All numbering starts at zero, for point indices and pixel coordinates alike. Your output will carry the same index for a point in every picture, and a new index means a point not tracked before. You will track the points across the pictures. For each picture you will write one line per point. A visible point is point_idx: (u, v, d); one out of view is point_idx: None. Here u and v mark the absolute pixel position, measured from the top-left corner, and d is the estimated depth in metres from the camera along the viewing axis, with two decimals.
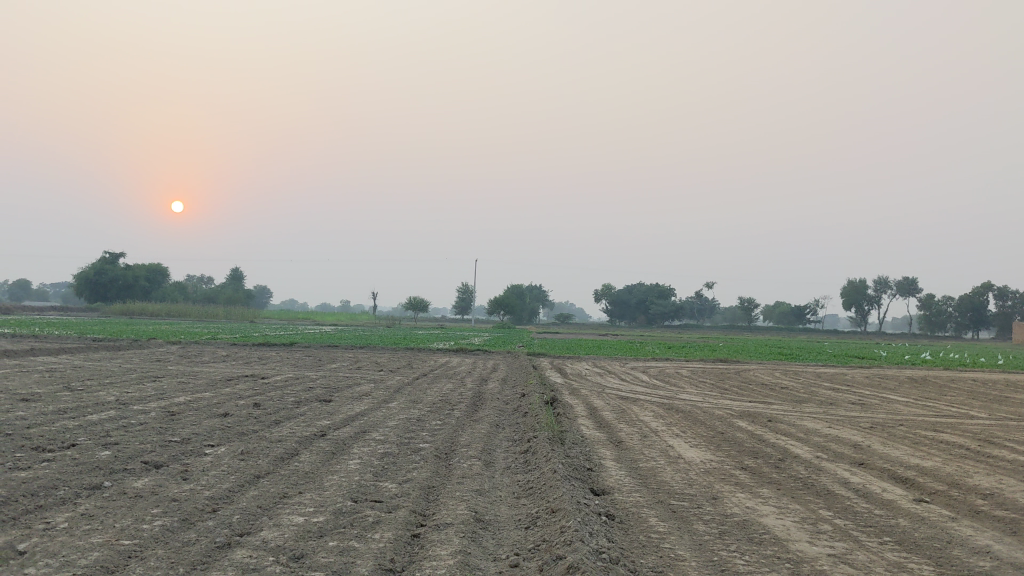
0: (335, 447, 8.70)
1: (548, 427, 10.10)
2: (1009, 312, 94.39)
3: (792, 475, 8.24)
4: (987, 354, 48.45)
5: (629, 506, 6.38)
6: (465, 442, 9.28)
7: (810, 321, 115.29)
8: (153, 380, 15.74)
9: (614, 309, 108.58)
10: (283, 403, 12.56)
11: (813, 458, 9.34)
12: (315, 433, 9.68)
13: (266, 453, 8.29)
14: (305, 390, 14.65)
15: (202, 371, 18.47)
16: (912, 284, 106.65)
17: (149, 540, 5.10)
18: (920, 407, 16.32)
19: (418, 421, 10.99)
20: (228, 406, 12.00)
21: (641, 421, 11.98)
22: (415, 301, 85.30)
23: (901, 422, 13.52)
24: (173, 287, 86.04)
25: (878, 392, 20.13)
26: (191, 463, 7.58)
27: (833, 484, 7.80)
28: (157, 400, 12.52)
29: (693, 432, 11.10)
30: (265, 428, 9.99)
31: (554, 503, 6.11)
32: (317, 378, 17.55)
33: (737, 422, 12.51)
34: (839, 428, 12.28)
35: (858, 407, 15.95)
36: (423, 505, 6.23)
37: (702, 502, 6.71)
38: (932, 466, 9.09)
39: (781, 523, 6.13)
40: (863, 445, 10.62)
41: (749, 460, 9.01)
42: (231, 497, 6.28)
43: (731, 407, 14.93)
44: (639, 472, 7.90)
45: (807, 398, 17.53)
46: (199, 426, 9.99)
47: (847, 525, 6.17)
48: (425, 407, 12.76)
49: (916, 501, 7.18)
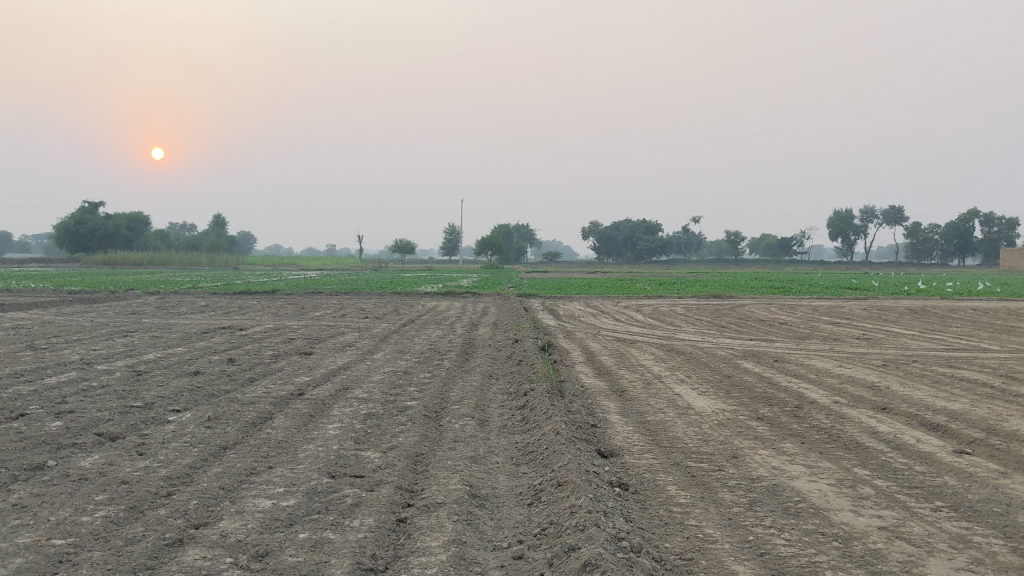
0: (312, 409, 7.92)
1: (545, 378, 9.33)
2: (995, 239, 94.05)
3: (815, 425, 7.51)
4: (976, 281, 47.93)
5: (644, 472, 5.64)
6: (456, 398, 8.52)
7: (797, 253, 114.99)
8: (124, 336, 14.93)
9: (601, 246, 107.71)
10: (260, 358, 11.75)
11: (832, 404, 8.62)
12: (293, 392, 8.92)
13: (236, 418, 7.51)
14: (285, 342, 13.87)
15: (178, 324, 17.64)
16: (898, 214, 106.13)
17: (86, 538, 4.32)
18: (929, 340, 15.71)
19: (405, 374, 10.23)
20: (200, 363, 11.19)
21: (642, 367, 11.26)
22: (400, 243, 84.34)
23: (913, 358, 12.85)
24: (155, 235, 84.65)
25: (879, 325, 19.49)
26: (151, 434, 6.79)
27: (862, 435, 7.09)
28: (125, 358, 11.71)
29: (698, 377, 10.36)
30: (237, 388, 9.19)
31: (559, 474, 5.35)
32: (299, 328, 16.79)
33: (744, 363, 11.81)
34: (851, 367, 11.60)
35: (863, 342, 15.27)
36: (410, 479, 5.47)
37: (725, 463, 5.97)
38: (961, 409, 8.41)
39: (815, 487, 5.41)
40: (882, 385, 9.95)
41: (765, 409, 8.28)
42: (190, 476, 5.52)
43: (733, 347, 14.23)
44: (648, 428, 7.16)
45: (810, 334, 16.89)
46: (166, 387, 9.20)
47: (890, 487, 5.45)
48: (413, 357, 11.98)
49: (958, 453, 6.45)
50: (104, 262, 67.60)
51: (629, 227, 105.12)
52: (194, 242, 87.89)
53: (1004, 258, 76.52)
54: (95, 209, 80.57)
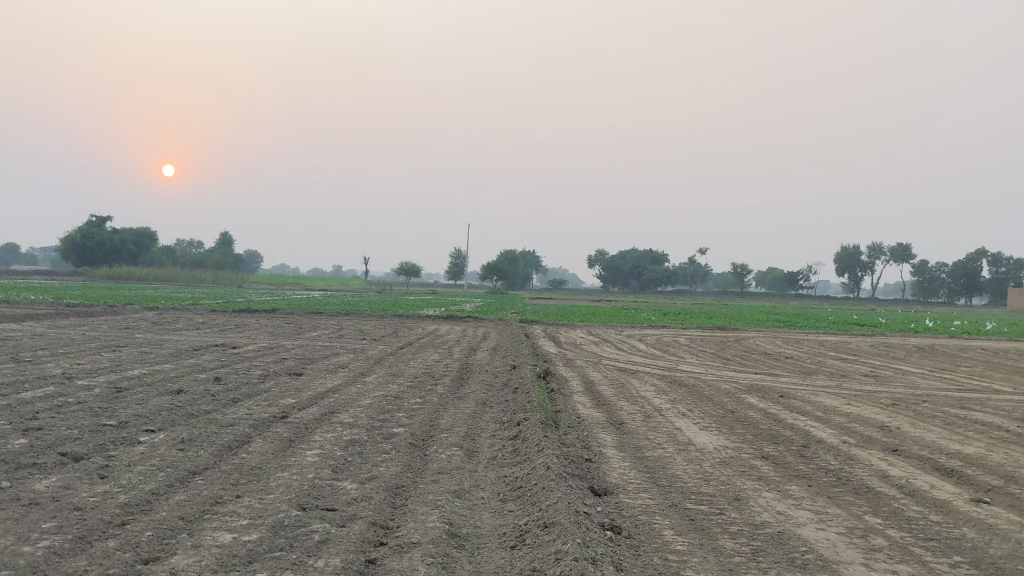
0: (293, 433, 7.54)
1: (540, 408, 8.92)
2: (1002, 278, 93.36)
3: (823, 467, 7.10)
4: (983, 321, 47.40)
5: (638, 513, 5.25)
6: (446, 426, 8.13)
7: (803, 287, 114.48)
8: (113, 350, 14.55)
9: (607, 274, 107.31)
10: (248, 378, 11.35)
11: (840, 444, 8.21)
12: (276, 415, 8.53)
13: (212, 441, 7.12)
14: (276, 362, 13.48)
15: (171, 340, 17.27)
16: (906, 251, 105.69)
17: (22, 571, 3.93)
18: (939, 379, 15.25)
19: (395, 399, 9.83)
20: (185, 381, 10.81)
21: (642, 398, 10.84)
22: (406, 266, 84.06)
23: (923, 397, 12.40)
24: (161, 251, 84.53)
25: (887, 362, 19.02)
26: (118, 455, 6.40)
27: (872, 479, 6.68)
28: (108, 374, 11.31)
29: (700, 411, 9.95)
30: (218, 408, 8.80)
31: (546, 515, 4.96)
32: (294, 348, 16.40)
33: (747, 398, 11.40)
34: (860, 405, 11.18)
35: (872, 379, 14.82)
36: (386, 514, 5.08)
37: (726, 506, 5.57)
38: (976, 454, 7.99)
39: (824, 537, 5.00)
40: (892, 425, 9.52)
41: (770, 447, 7.87)
42: (150, 504, 5.13)
43: (738, 381, 13.80)
44: (646, 464, 6.76)
45: (817, 369, 16.44)
46: (144, 405, 8.81)
47: (905, 539, 5.04)
48: (406, 381, 11.59)
49: (976, 502, 6.04)
50: (108, 276, 67.30)
51: (635, 257, 104.82)
52: (199, 259, 87.69)
53: (1011, 298, 75.85)
54: (102, 223, 80.44)
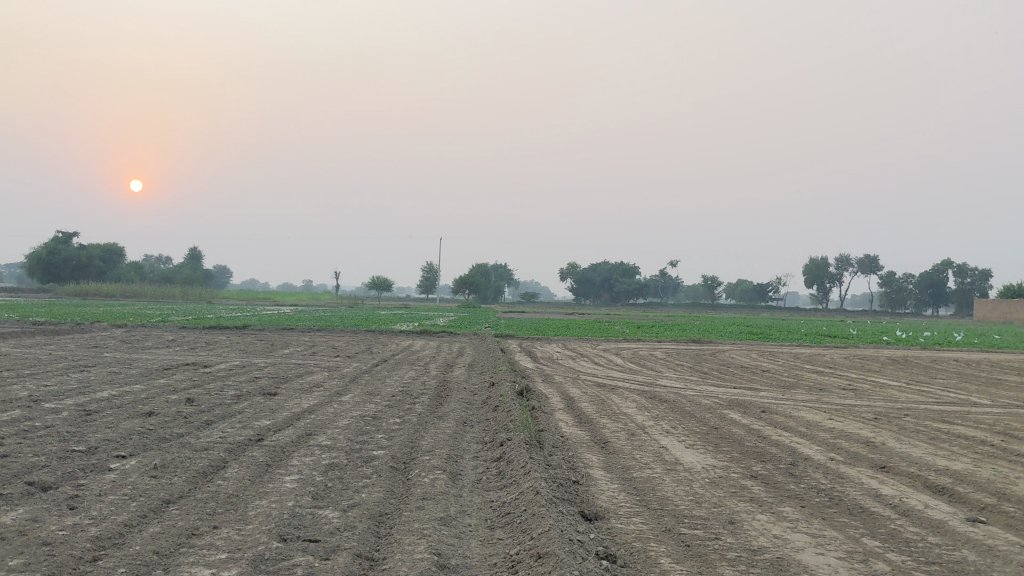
0: (270, 457, 7.30)
1: (523, 427, 8.72)
2: (968, 289, 94.49)
3: (814, 486, 6.98)
4: (950, 331, 47.89)
5: (633, 540, 5.08)
6: (427, 447, 7.92)
7: (773, 299, 115.27)
8: (80, 371, 14.17)
9: (579, 287, 107.38)
10: (221, 399, 11.06)
11: (828, 461, 8.10)
12: (252, 437, 8.28)
13: (186, 467, 6.87)
14: (249, 381, 13.18)
15: (140, 359, 16.90)
16: (873, 263, 106.77)
17: None
18: (917, 392, 15.25)
19: (373, 419, 9.60)
20: (156, 402, 10.50)
21: (624, 415, 10.69)
22: (378, 280, 83.68)
23: (904, 411, 12.35)
24: (129, 266, 83.51)
25: (864, 375, 19.04)
26: (87, 484, 6.14)
27: (864, 499, 6.56)
28: (77, 396, 10.97)
29: (684, 428, 9.81)
30: (191, 431, 8.52)
31: (538, 544, 4.78)
32: (267, 366, 16.10)
33: (729, 414, 11.28)
34: (842, 420, 11.10)
35: (851, 393, 14.77)
36: (372, 545, 4.88)
37: (721, 531, 5.41)
38: (964, 470, 7.91)
39: (825, 562, 4.86)
40: (877, 441, 9.43)
41: (758, 466, 7.74)
42: (123, 538, 4.89)
43: (717, 396, 13.69)
44: (635, 486, 6.59)
45: (795, 383, 16.38)
46: (114, 429, 8.52)
47: (907, 563, 4.91)
48: (384, 400, 11.35)
49: (972, 522, 5.94)
50: (75, 293, 66.27)
51: (607, 269, 105.02)
52: (168, 275, 86.67)
53: (977, 308, 76.68)
54: (68, 239, 79.28)
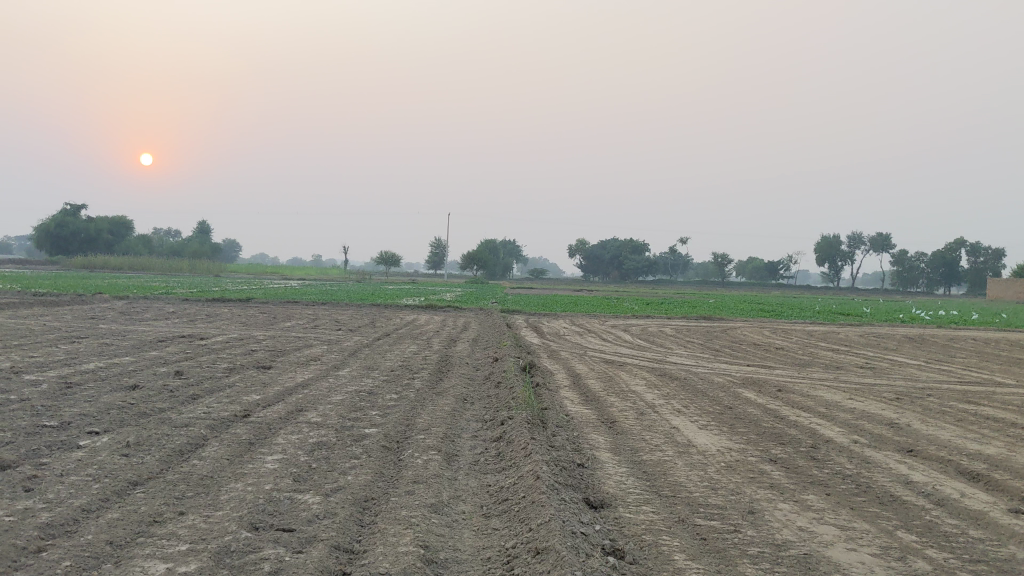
0: (254, 435, 6.81)
1: (525, 405, 8.22)
2: (981, 268, 93.41)
3: (838, 471, 6.46)
4: (964, 310, 47.11)
5: (644, 532, 4.58)
6: (423, 426, 7.41)
7: (783, 277, 114.41)
8: (70, 342, 13.72)
9: (588, 265, 106.74)
10: (211, 372, 10.58)
11: (851, 444, 7.58)
12: (239, 413, 7.80)
13: (162, 444, 6.38)
14: (245, 354, 12.70)
15: (136, 331, 16.46)
16: (886, 242, 105.71)
17: None
18: (937, 372, 14.67)
19: (369, 395, 9.11)
20: (142, 376, 10.02)
21: (633, 394, 10.16)
22: (386, 256, 83.23)
23: (926, 391, 11.79)
24: (137, 239, 83.21)
25: (881, 353, 18.46)
26: (50, 462, 5.65)
27: (894, 486, 6.05)
28: (61, 368, 10.50)
29: (696, 407, 9.29)
30: (174, 407, 8.03)
31: (538, 537, 4.29)
32: (264, 339, 15.63)
33: (743, 392, 10.75)
34: (862, 400, 10.58)
35: (869, 372, 14.20)
36: (351, 535, 4.39)
37: (740, 522, 4.90)
38: (998, 454, 7.39)
39: (858, 559, 4.34)
40: (902, 422, 8.90)
41: (777, 448, 7.23)
42: (77, 525, 4.41)
43: (731, 373, 13.14)
44: (645, 470, 6.09)
45: (810, 361, 15.82)
46: (93, 403, 8.05)
47: (950, 561, 4.39)
48: (382, 375, 10.85)
49: (1014, 514, 5.42)
50: (83, 266, 65.94)
51: (616, 245, 104.21)
52: (176, 248, 86.32)
53: (989, 288, 75.74)
54: (76, 212, 78.95)
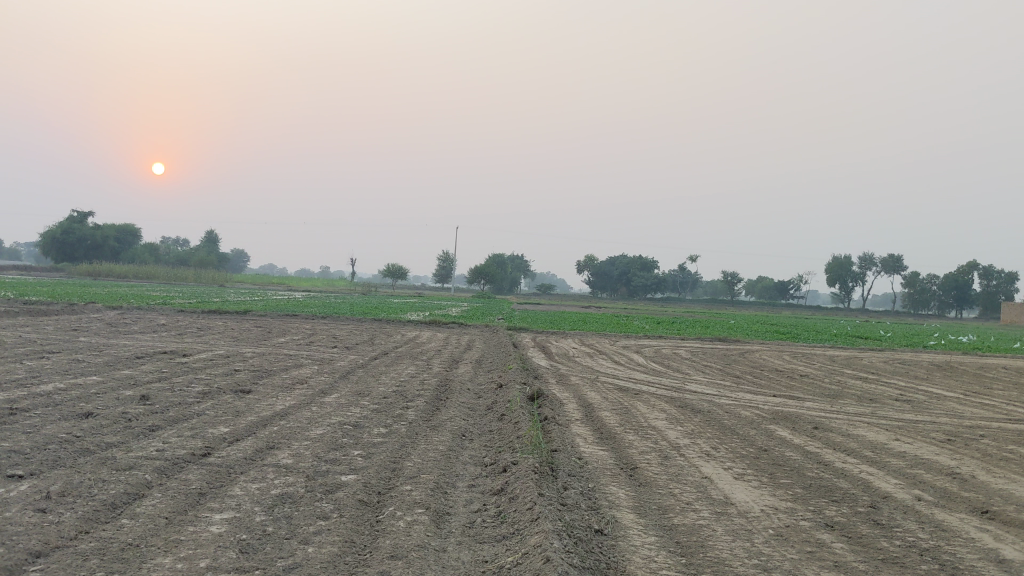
0: (208, 483, 5.69)
1: (532, 447, 7.08)
2: (994, 292, 91.84)
3: (914, 543, 5.30)
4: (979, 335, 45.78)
5: None
6: (411, 472, 6.27)
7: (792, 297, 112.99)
8: (38, 358, 12.60)
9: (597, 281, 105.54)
10: (182, 397, 9.45)
11: (918, 503, 6.40)
12: (199, 452, 6.66)
13: (93, 495, 5.26)
14: (225, 375, 11.57)
15: (116, 345, 15.36)
16: (897, 263, 104.28)
17: None
18: (981, 406, 13.45)
19: (354, 429, 7.97)
20: (102, 400, 8.90)
21: (653, 430, 8.99)
22: (391, 268, 82.21)
23: (977, 431, 10.57)
24: (143, 247, 82.27)
25: (912, 382, 17.24)
26: None
27: (984, 567, 4.88)
28: (15, 389, 9.37)
29: (728, 449, 8.14)
30: (126, 442, 6.92)
31: None
32: (251, 356, 14.52)
33: (776, 430, 9.56)
34: (911, 442, 9.37)
35: (906, 406, 13.00)
36: None
37: None
38: None
39: None
40: (965, 474, 7.71)
41: (831, 508, 6.06)
42: None
43: (758, 406, 11.93)
44: (679, 541, 4.95)
45: (840, 392, 14.59)
46: (31, 436, 6.92)
47: None
48: (372, 403, 9.70)
49: None
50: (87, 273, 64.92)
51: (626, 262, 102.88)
52: (183, 258, 85.38)
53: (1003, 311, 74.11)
54: (82, 219, 78.09)
